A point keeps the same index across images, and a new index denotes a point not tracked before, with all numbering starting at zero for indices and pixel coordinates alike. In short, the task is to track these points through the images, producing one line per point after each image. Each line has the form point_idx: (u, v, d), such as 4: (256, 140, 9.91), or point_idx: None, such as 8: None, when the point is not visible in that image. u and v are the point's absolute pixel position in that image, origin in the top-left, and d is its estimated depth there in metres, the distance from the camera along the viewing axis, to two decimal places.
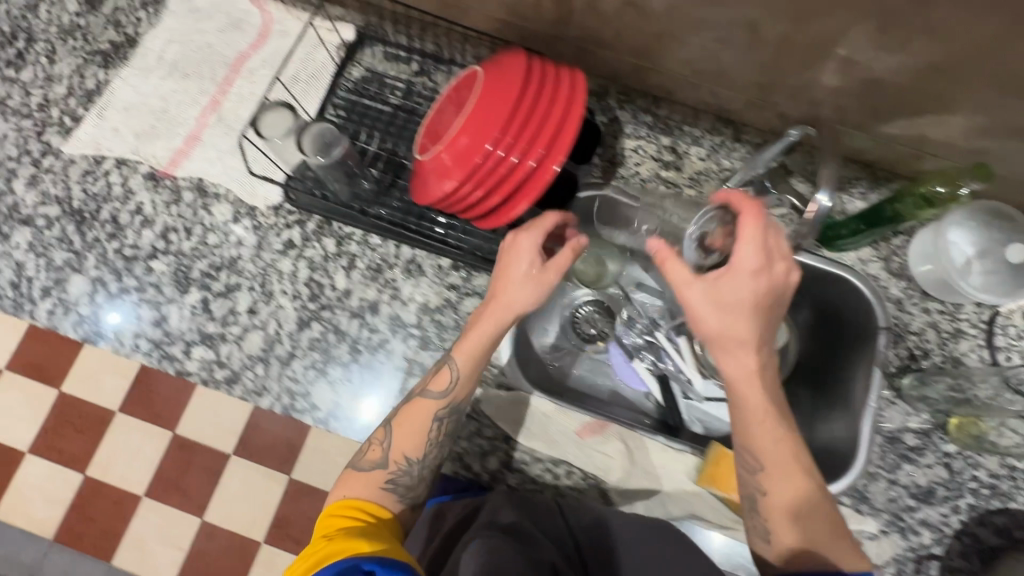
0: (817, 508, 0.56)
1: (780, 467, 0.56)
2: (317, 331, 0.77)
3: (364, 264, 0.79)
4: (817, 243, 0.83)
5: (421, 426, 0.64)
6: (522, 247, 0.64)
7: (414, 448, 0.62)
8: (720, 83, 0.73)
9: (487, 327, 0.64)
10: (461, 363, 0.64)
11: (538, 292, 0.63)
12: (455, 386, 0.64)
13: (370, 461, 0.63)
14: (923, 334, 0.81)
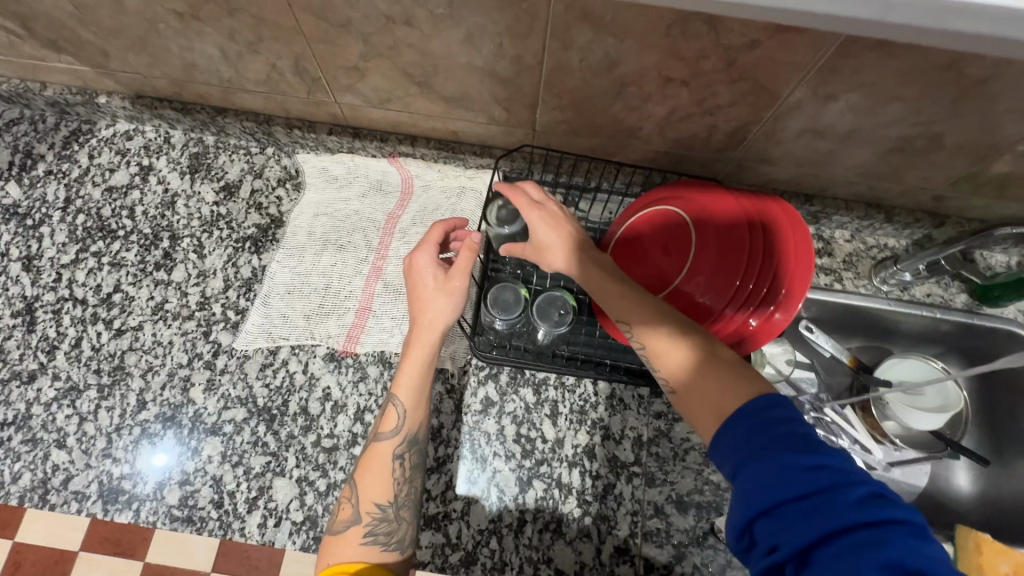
0: (706, 385, 0.53)
1: (675, 372, 0.57)
2: (540, 489, 0.75)
3: (567, 408, 0.79)
4: (975, 302, 0.89)
5: (383, 471, 0.65)
6: (422, 267, 0.73)
7: (384, 493, 0.62)
8: (880, 180, 0.79)
9: (417, 344, 0.70)
10: (405, 398, 0.67)
11: (446, 294, 0.71)
12: (403, 422, 0.66)
13: (342, 522, 0.61)
14: None
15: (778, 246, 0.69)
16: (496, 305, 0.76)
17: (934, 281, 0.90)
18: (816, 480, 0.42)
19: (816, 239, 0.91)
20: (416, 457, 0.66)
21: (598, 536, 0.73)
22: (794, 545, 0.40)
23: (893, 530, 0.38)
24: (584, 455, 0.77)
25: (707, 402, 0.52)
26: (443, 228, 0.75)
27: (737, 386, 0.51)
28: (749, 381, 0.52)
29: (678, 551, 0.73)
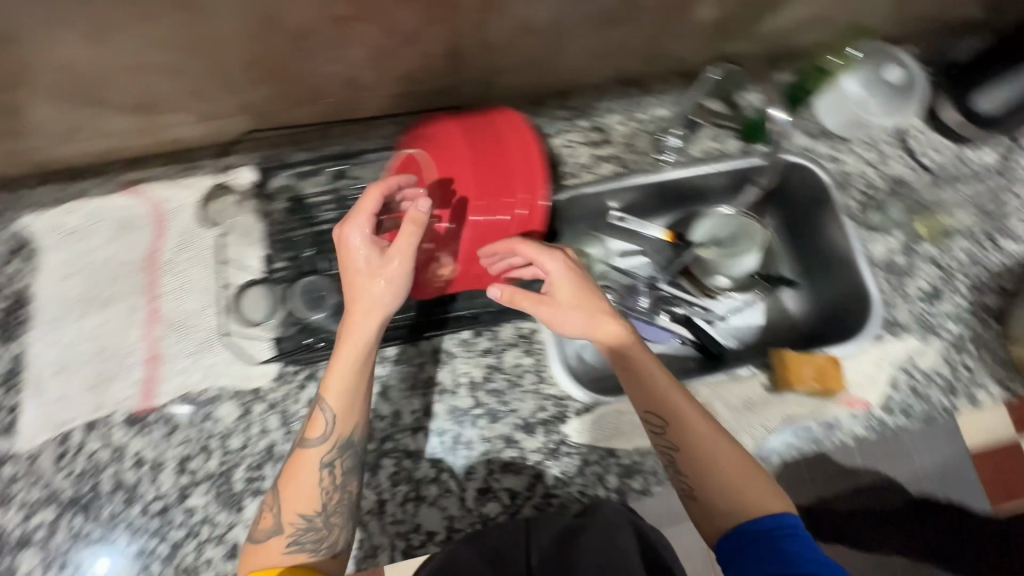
0: (715, 467, 0.59)
1: (686, 419, 0.61)
2: (391, 466, 0.74)
3: (396, 378, 0.77)
4: (747, 142, 0.92)
5: (311, 479, 0.60)
6: (502, 281, 0.64)
7: (308, 505, 0.59)
8: (615, 56, 0.78)
9: (369, 326, 0.60)
10: (334, 403, 0.60)
11: (443, 256, 0.61)
12: (335, 427, 0.60)
13: (263, 531, 0.59)
14: (863, 172, 0.92)
15: (509, 151, 0.66)
16: (246, 310, 0.77)
17: (710, 134, 0.92)
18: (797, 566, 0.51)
19: (594, 130, 0.90)
20: (351, 459, 0.61)
21: (459, 486, 0.74)
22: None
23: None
24: (424, 417, 0.76)
25: (729, 500, 0.58)
26: (383, 188, 0.60)
27: (771, 492, 0.58)
28: (770, 490, 0.59)
29: (537, 469, 0.75)
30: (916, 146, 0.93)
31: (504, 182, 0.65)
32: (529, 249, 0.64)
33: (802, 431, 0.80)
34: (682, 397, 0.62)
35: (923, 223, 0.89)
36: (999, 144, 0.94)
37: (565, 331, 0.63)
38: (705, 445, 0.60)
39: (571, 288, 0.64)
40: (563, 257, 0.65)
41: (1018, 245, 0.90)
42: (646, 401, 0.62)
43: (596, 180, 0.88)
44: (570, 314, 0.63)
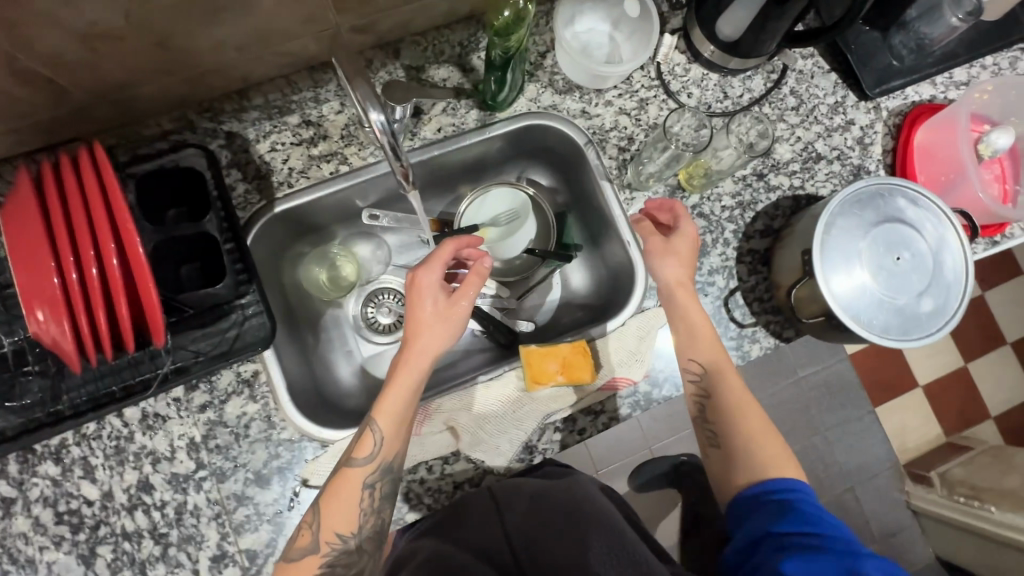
0: (741, 436, 0.70)
1: (703, 336, 0.73)
2: (109, 552, 0.67)
3: (101, 455, 0.69)
4: (486, 113, 0.82)
5: (351, 498, 0.64)
6: (424, 284, 0.68)
7: (347, 524, 0.64)
8: (271, 42, 0.66)
9: (409, 377, 0.67)
10: (384, 424, 0.65)
11: (446, 329, 0.69)
12: (381, 448, 0.65)
13: (299, 546, 0.63)
14: (620, 124, 0.84)
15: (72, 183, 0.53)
16: None
17: (441, 108, 0.80)
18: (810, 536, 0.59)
19: (305, 126, 0.77)
20: (384, 488, 0.66)
21: (191, 558, 0.68)
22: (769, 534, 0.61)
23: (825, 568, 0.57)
24: (140, 492, 0.69)
25: (737, 424, 0.70)
26: (456, 245, 0.70)
27: (765, 441, 0.69)
28: (787, 460, 0.68)
29: (276, 523, 0.69)
30: (674, 86, 0.84)
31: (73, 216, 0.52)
32: (448, 250, 0.69)
33: (564, 424, 0.75)
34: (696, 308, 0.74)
35: (684, 171, 0.82)
36: (765, 70, 0.87)
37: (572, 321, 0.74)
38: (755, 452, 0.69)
39: (689, 242, 0.75)
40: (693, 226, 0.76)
41: (787, 180, 0.84)
42: (693, 351, 0.73)
43: (318, 185, 0.78)
44: (666, 259, 0.74)
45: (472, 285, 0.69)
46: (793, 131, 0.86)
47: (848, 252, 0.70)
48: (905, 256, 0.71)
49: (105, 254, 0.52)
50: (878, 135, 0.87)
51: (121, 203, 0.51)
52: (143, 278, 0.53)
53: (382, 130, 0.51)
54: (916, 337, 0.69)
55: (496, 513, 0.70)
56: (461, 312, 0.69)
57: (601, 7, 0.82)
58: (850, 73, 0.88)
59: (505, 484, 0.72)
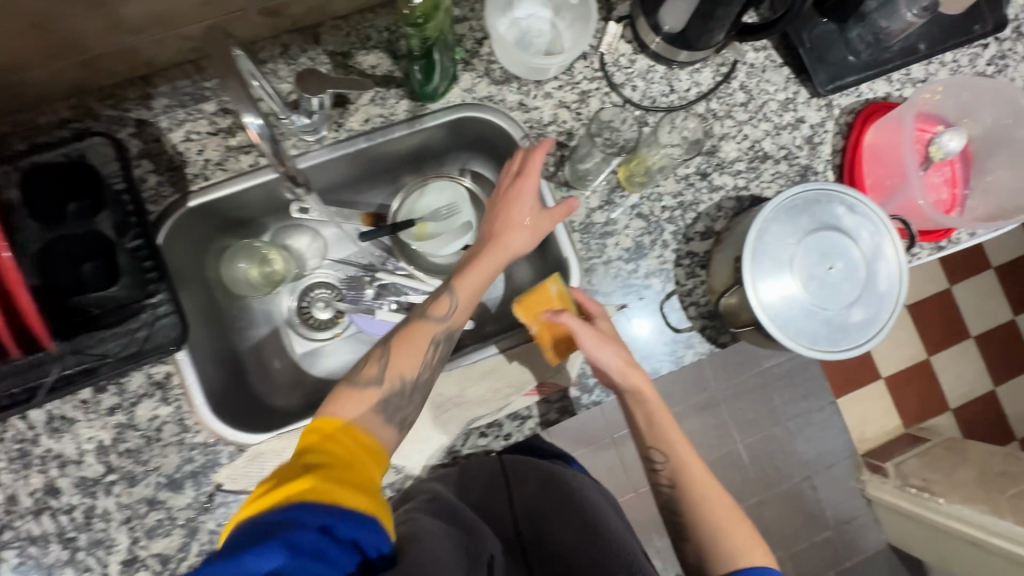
0: (703, 525, 0.66)
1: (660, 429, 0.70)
2: (15, 556, 0.66)
3: (5, 459, 0.67)
4: (417, 104, 0.78)
5: (420, 349, 0.67)
6: (525, 192, 0.73)
7: (411, 367, 0.65)
8: (171, 24, 0.62)
9: (486, 271, 0.71)
10: (462, 296, 0.70)
11: (533, 239, 0.73)
12: (454, 314, 0.69)
13: (364, 380, 0.64)
14: (560, 118, 0.80)
15: None
16: None
17: (369, 98, 0.76)
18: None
19: (222, 115, 0.73)
20: (387, 419, 0.63)
21: (100, 563, 0.67)
22: None
23: None
24: (46, 496, 0.67)
25: (700, 530, 0.66)
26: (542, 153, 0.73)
27: (736, 534, 0.65)
28: (757, 542, 0.65)
29: (189, 528, 0.68)
30: (617, 78, 0.81)
31: None
32: (536, 161, 0.73)
33: (488, 428, 0.74)
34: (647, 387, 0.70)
35: (624, 169, 0.79)
36: (714, 63, 0.83)
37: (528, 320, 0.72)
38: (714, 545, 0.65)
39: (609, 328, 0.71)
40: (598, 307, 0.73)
41: (731, 180, 0.82)
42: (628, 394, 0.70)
43: (235, 178, 0.74)
44: (608, 347, 0.69)
45: (556, 215, 0.73)
46: (740, 129, 0.83)
47: (779, 261, 0.68)
48: (838, 265, 0.69)
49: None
50: (828, 135, 0.84)
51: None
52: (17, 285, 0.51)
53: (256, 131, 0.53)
54: (843, 349, 0.68)
55: (504, 488, 0.79)
56: (483, 274, 0.71)
57: None
58: (802, 68, 0.84)
59: (516, 461, 0.83)
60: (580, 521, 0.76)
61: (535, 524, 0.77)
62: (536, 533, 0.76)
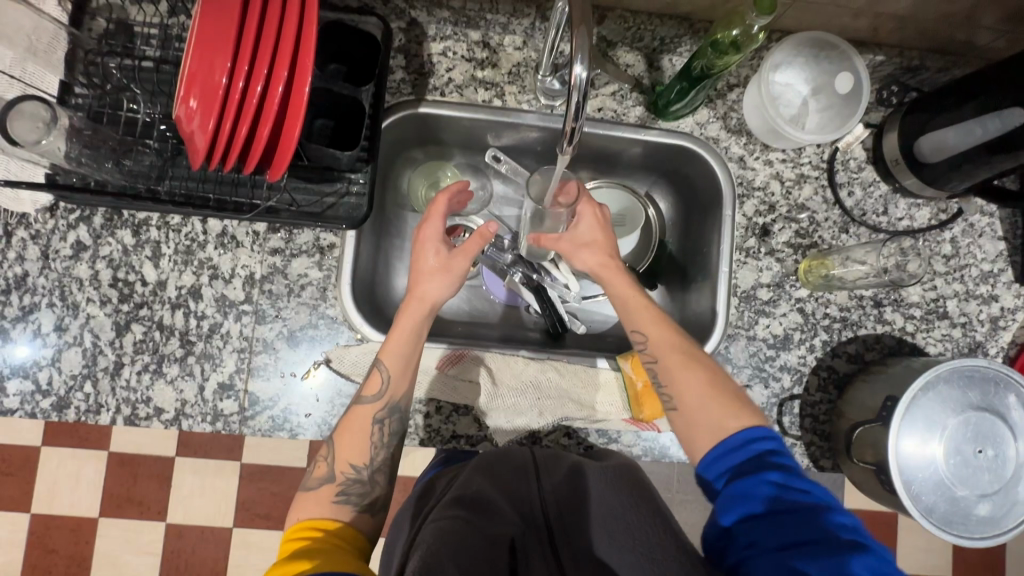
0: (694, 427, 0.63)
1: (661, 342, 0.67)
2: (139, 333, 0.71)
3: (171, 249, 0.72)
4: (650, 115, 0.80)
5: (363, 434, 0.65)
6: (428, 237, 0.72)
7: (359, 455, 0.64)
8: None
9: (408, 321, 0.68)
10: (390, 362, 0.66)
11: (448, 280, 0.71)
12: (388, 388, 0.66)
13: (317, 479, 0.63)
14: (769, 188, 0.81)
15: (281, 7, 0.56)
16: None
17: (611, 90, 0.79)
18: (795, 501, 0.54)
19: (482, 47, 0.78)
20: (394, 424, 0.66)
21: (202, 374, 0.71)
22: (785, 546, 0.51)
23: (851, 560, 0.49)
24: (188, 296, 0.72)
25: (698, 423, 0.63)
26: (449, 196, 0.74)
27: (729, 412, 0.62)
28: (743, 407, 0.62)
29: (287, 383, 0.72)
30: (841, 177, 0.80)
31: (269, 38, 0.56)
32: (445, 205, 0.74)
33: (575, 432, 0.76)
34: (653, 320, 0.69)
35: (807, 262, 0.79)
36: (936, 205, 0.81)
37: (571, 261, 0.77)
38: (699, 415, 0.63)
39: (593, 228, 0.77)
40: (594, 207, 0.77)
41: (901, 320, 0.79)
42: (633, 321, 0.70)
43: (465, 107, 0.78)
44: (581, 251, 0.76)
45: (471, 246, 0.72)
46: (932, 278, 0.80)
47: (932, 421, 0.66)
48: (988, 451, 0.66)
49: (275, 79, 0.56)
50: (1014, 324, 0.81)
51: (311, 45, 0.56)
52: (293, 125, 0.58)
53: (578, 84, 0.53)
54: (955, 533, 0.65)
55: (533, 478, 0.65)
56: (449, 271, 0.71)
57: (812, 67, 0.78)
58: (1019, 250, 0.81)
59: (547, 453, 0.69)
60: (622, 485, 0.65)
61: (568, 518, 0.64)
62: (570, 531, 0.63)
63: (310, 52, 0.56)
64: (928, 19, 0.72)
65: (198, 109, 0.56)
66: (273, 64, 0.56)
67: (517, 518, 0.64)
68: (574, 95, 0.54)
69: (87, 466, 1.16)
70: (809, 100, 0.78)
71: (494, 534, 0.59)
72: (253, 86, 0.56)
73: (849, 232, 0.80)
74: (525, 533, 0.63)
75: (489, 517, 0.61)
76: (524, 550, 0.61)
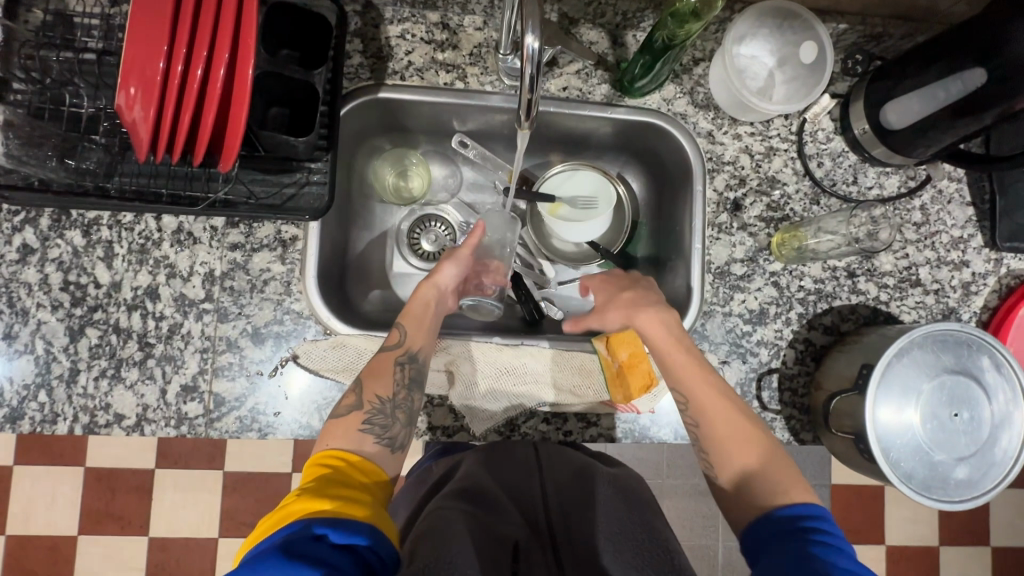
0: (751, 486, 0.60)
1: (706, 402, 0.64)
2: (95, 337, 0.68)
3: (125, 248, 0.69)
4: (616, 93, 0.79)
5: (388, 374, 0.64)
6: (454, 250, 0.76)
7: (384, 388, 0.63)
8: None
9: (422, 297, 0.71)
10: (411, 323, 0.69)
11: (457, 267, 0.74)
12: (409, 335, 0.67)
13: (345, 406, 0.61)
14: (739, 162, 0.80)
15: None
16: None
17: (575, 69, 0.78)
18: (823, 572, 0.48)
19: (441, 29, 0.76)
20: (416, 369, 0.65)
21: (164, 376, 0.69)
22: None
23: None
24: (145, 296, 0.69)
25: (752, 492, 0.59)
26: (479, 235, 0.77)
27: (783, 475, 0.60)
28: (794, 471, 0.61)
29: (254, 382, 0.69)
30: (810, 148, 0.79)
31: (209, 20, 0.53)
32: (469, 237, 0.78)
33: (553, 417, 0.74)
34: (701, 375, 0.66)
35: (780, 236, 0.78)
36: (905, 173, 0.81)
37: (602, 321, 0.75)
38: (755, 477, 0.60)
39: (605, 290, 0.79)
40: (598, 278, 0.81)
41: (875, 290, 0.79)
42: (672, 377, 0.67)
43: (426, 90, 0.76)
44: (609, 311, 0.75)
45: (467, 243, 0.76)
46: (904, 246, 0.80)
47: (907, 388, 0.66)
48: (964, 414, 0.66)
49: (216, 61, 0.53)
50: (986, 288, 0.81)
51: (253, 24, 0.54)
52: (240, 110, 0.56)
53: (531, 56, 0.51)
54: (935, 497, 0.65)
55: (536, 476, 0.66)
56: (456, 259, 0.75)
57: (776, 38, 0.77)
58: (987, 215, 0.81)
59: (553, 449, 0.71)
60: (620, 505, 0.65)
61: (569, 520, 0.62)
62: (573, 534, 0.60)
63: (253, 32, 0.54)
64: None
65: (138, 97, 0.54)
66: (215, 47, 0.54)
67: (524, 524, 0.62)
68: (528, 67, 0.52)
69: (64, 483, 1.13)
70: (775, 72, 0.78)
71: (500, 535, 0.58)
72: (193, 69, 0.53)
73: (820, 204, 0.80)
74: (531, 538, 0.60)
75: (494, 514, 0.61)
76: (527, 555, 0.58)
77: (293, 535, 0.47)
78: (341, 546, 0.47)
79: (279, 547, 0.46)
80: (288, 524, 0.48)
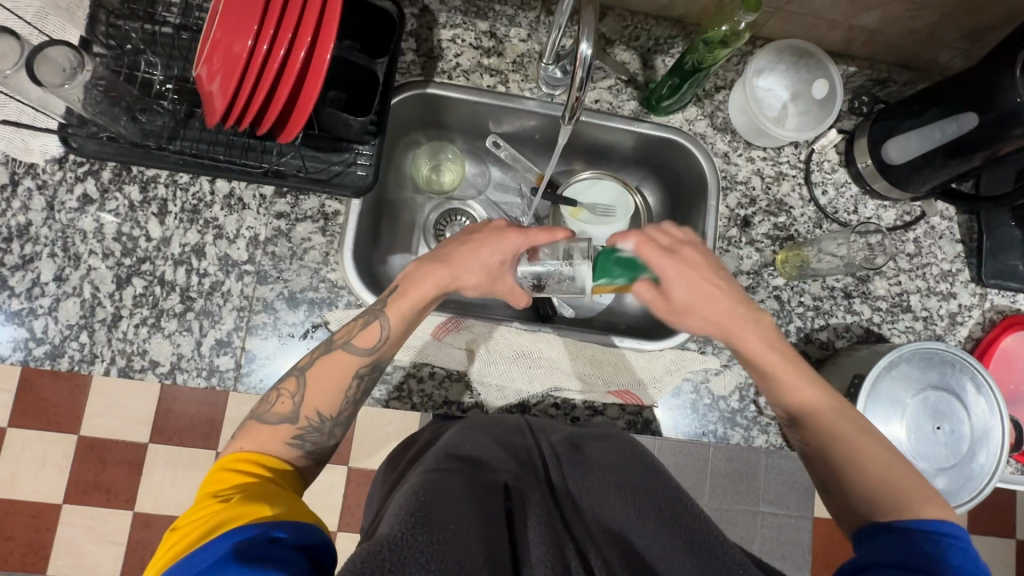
0: (855, 473, 0.60)
1: (797, 387, 0.65)
2: (140, 287, 0.72)
3: (178, 207, 0.74)
4: (643, 109, 0.85)
5: (340, 384, 0.63)
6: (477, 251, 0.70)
7: (330, 405, 0.62)
8: None
9: (424, 292, 0.68)
10: (393, 322, 0.66)
11: (480, 274, 0.70)
12: (382, 346, 0.65)
13: (278, 415, 0.60)
14: (750, 182, 0.86)
15: None
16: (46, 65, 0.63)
17: (608, 84, 0.84)
18: (936, 567, 0.49)
19: (489, 37, 0.83)
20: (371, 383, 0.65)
21: (201, 330, 0.72)
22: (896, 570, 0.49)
23: None
24: (191, 253, 0.73)
25: (854, 482, 0.60)
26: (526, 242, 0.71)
27: (890, 474, 0.59)
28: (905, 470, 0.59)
29: (285, 341, 0.73)
30: (816, 177, 0.86)
31: (295, 8, 0.59)
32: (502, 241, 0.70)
33: (562, 403, 0.79)
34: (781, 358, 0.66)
35: (784, 254, 0.84)
36: (901, 208, 0.88)
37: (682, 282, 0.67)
38: (860, 464, 0.60)
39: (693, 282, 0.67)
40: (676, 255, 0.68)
41: (869, 312, 0.85)
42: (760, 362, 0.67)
43: (470, 90, 0.82)
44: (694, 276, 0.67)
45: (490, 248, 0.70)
46: (898, 274, 0.87)
47: (894, 400, 0.72)
48: (945, 428, 0.72)
49: (298, 44, 0.59)
50: (971, 320, 0.87)
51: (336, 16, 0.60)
52: (312, 91, 0.62)
53: (582, 61, 0.58)
54: None
55: (528, 434, 0.67)
56: (524, 233, 0.70)
57: (791, 75, 0.85)
58: (975, 252, 0.88)
59: (542, 421, 0.71)
60: (619, 460, 0.62)
61: (567, 465, 0.62)
62: (579, 474, 0.61)
63: (334, 23, 0.60)
64: (894, 36, 0.81)
65: (221, 70, 0.59)
66: (297, 31, 0.60)
67: (514, 463, 0.60)
68: (579, 71, 0.59)
69: (55, 448, 0.94)
70: (789, 104, 0.85)
71: (492, 481, 0.56)
72: (276, 50, 0.59)
73: (822, 228, 0.86)
74: (521, 477, 0.58)
75: (480, 467, 0.57)
76: (521, 489, 0.56)
77: (244, 541, 0.45)
78: (296, 546, 0.47)
79: (231, 557, 0.44)
80: (236, 531, 0.46)
